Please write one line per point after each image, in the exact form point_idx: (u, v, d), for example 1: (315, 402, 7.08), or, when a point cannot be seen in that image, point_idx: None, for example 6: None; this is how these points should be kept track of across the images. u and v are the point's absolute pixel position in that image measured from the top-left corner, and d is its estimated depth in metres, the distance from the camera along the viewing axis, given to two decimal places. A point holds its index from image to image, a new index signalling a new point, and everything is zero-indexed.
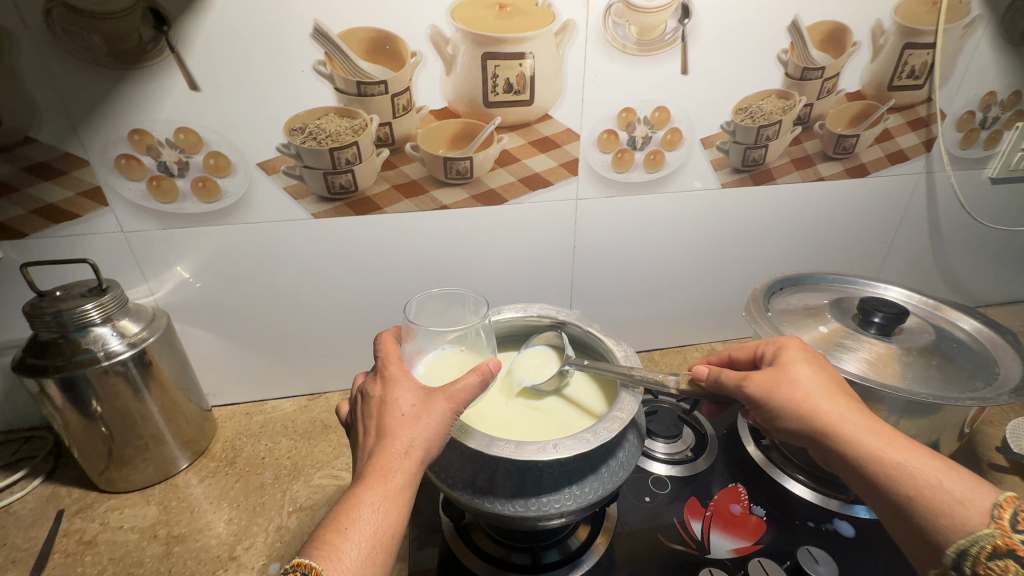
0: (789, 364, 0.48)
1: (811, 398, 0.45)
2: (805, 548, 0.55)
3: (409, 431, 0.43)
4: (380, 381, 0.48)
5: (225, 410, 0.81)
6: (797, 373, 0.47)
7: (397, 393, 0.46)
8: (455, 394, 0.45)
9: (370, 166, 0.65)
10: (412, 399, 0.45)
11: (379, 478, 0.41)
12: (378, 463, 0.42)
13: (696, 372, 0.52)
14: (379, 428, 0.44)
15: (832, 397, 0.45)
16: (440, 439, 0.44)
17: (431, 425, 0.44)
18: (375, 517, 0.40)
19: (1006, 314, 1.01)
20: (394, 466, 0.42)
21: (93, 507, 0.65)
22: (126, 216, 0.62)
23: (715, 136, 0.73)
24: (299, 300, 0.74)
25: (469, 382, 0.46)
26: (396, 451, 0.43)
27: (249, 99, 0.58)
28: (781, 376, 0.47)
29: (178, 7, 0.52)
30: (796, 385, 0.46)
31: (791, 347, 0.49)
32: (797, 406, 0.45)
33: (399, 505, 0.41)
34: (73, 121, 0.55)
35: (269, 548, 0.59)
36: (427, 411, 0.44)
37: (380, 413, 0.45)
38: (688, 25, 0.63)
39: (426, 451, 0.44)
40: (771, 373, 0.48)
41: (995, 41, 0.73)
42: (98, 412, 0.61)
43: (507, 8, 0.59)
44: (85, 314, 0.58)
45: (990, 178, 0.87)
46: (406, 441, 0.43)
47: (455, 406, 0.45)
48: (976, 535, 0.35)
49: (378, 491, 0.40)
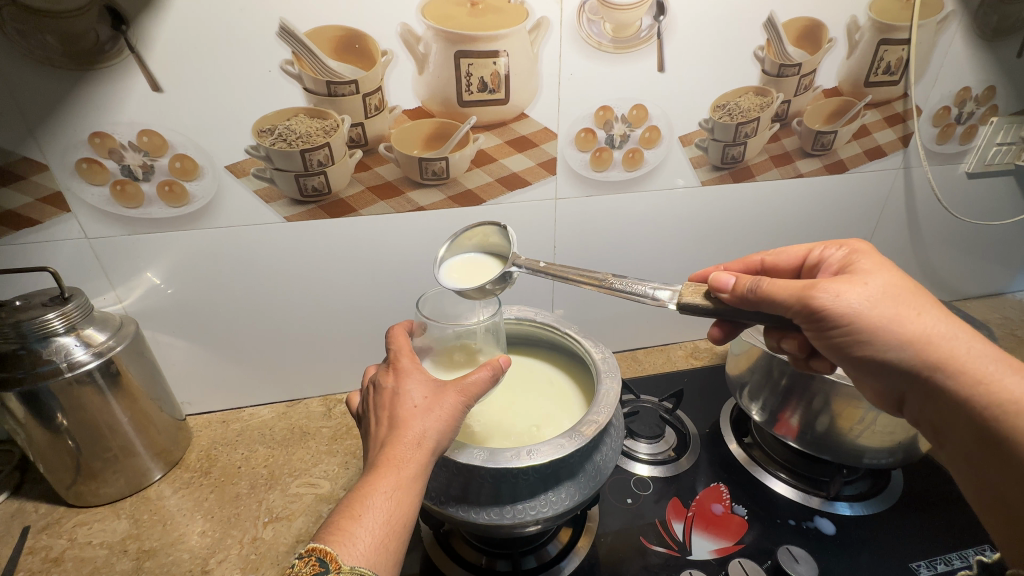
0: (864, 270, 0.44)
1: (905, 313, 0.40)
2: (785, 547, 0.54)
3: (421, 422, 0.42)
4: (391, 372, 0.47)
5: (200, 418, 0.79)
6: (877, 282, 0.42)
7: (409, 384, 0.45)
8: (467, 386, 0.44)
9: (343, 168, 0.63)
10: (424, 391, 0.44)
11: (391, 466, 0.40)
12: (389, 453, 0.41)
13: (719, 280, 0.44)
14: (391, 418, 0.43)
15: (928, 310, 0.40)
16: (452, 431, 0.43)
17: (443, 418, 0.43)
18: (388, 505, 0.38)
19: (983, 308, 1.02)
20: (406, 456, 0.41)
21: (60, 523, 0.63)
22: (90, 221, 0.60)
23: (694, 133, 0.73)
24: (274, 305, 0.72)
25: (481, 376, 0.45)
26: (408, 441, 0.41)
27: (216, 99, 0.56)
28: (859, 284, 0.42)
29: (136, 5, 0.51)
30: (879, 293, 0.41)
31: (863, 254, 0.46)
32: (889, 325, 0.40)
33: (411, 495, 0.40)
34: (30, 125, 0.53)
35: (243, 561, 0.58)
36: (439, 402, 0.43)
37: (392, 403, 0.44)
38: (663, 22, 0.63)
39: (438, 443, 0.43)
40: (840, 281, 0.42)
41: (968, 36, 0.74)
42: (63, 426, 0.59)
43: (479, 5, 0.58)
44: (46, 324, 0.56)
45: (967, 173, 0.88)
46: (417, 432, 0.42)
47: (466, 399, 0.44)
48: None
49: (391, 479, 0.39)
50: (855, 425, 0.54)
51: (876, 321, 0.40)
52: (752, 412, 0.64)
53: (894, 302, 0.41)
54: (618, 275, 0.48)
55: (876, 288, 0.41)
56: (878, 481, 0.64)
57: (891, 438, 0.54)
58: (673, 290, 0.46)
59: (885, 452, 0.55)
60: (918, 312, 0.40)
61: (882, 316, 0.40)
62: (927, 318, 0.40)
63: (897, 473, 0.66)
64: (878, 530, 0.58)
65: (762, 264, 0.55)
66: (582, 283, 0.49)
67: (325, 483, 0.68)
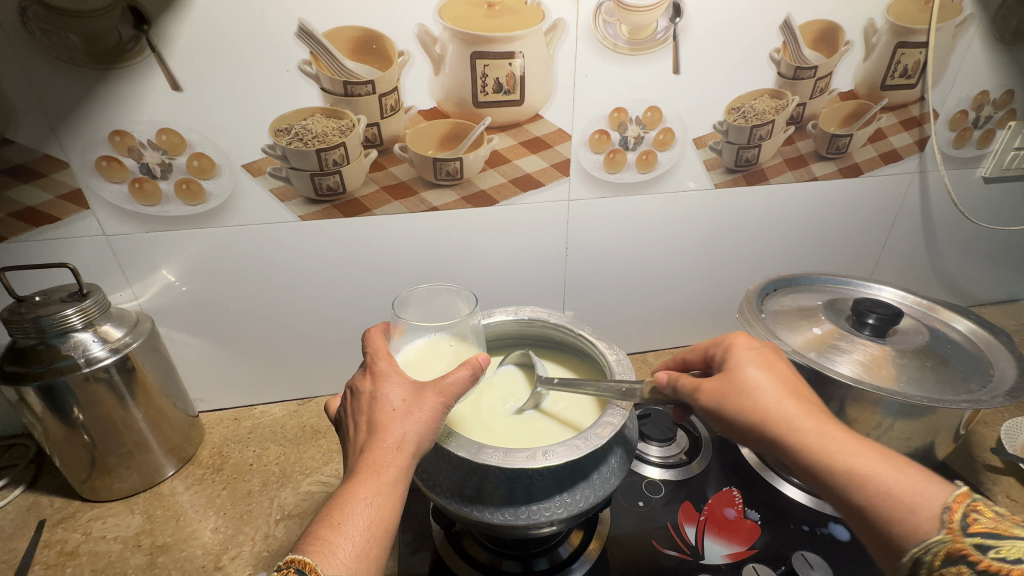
0: (737, 367, 0.43)
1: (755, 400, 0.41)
2: (799, 553, 0.55)
3: (400, 426, 0.42)
4: (369, 377, 0.47)
5: (213, 415, 0.80)
6: (750, 375, 0.43)
7: (387, 388, 0.45)
8: (446, 386, 0.44)
9: (358, 168, 0.63)
10: (403, 394, 0.44)
11: (370, 472, 0.40)
12: (369, 458, 0.41)
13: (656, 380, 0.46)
14: (370, 423, 0.43)
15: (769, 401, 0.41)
16: (433, 432, 0.43)
17: (423, 420, 0.43)
18: (368, 511, 0.39)
19: (999, 314, 1.01)
20: (386, 460, 0.41)
21: (75, 517, 0.63)
22: (108, 219, 0.61)
23: (708, 136, 0.72)
24: (286, 304, 0.73)
25: (459, 377, 0.44)
26: (388, 446, 0.42)
27: (235, 99, 0.57)
28: (724, 381, 0.43)
29: (158, 5, 0.51)
30: (741, 383, 0.42)
31: (738, 348, 0.45)
32: (745, 411, 0.41)
33: (392, 498, 0.40)
34: (52, 123, 0.54)
35: (255, 558, 0.58)
36: (418, 405, 0.43)
37: (370, 408, 0.44)
38: (679, 25, 0.63)
39: (419, 445, 0.43)
40: (724, 378, 0.43)
41: (986, 40, 0.73)
42: (79, 420, 0.60)
43: (495, 7, 0.58)
44: (65, 319, 0.56)
45: (983, 178, 0.87)
46: (397, 436, 0.42)
47: (446, 400, 0.44)
48: (929, 542, 0.31)
49: (371, 485, 0.40)
50: (872, 432, 0.54)
51: (729, 405, 0.42)
52: None
53: (746, 386, 0.42)
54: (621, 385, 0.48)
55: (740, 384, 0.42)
56: None
57: (908, 443, 0.54)
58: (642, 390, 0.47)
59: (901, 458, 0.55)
60: (769, 397, 0.41)
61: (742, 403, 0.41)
62: (778, 402, 0.40)
63: None
64: None
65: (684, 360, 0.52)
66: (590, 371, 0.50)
67: (337, 481, 0.68)
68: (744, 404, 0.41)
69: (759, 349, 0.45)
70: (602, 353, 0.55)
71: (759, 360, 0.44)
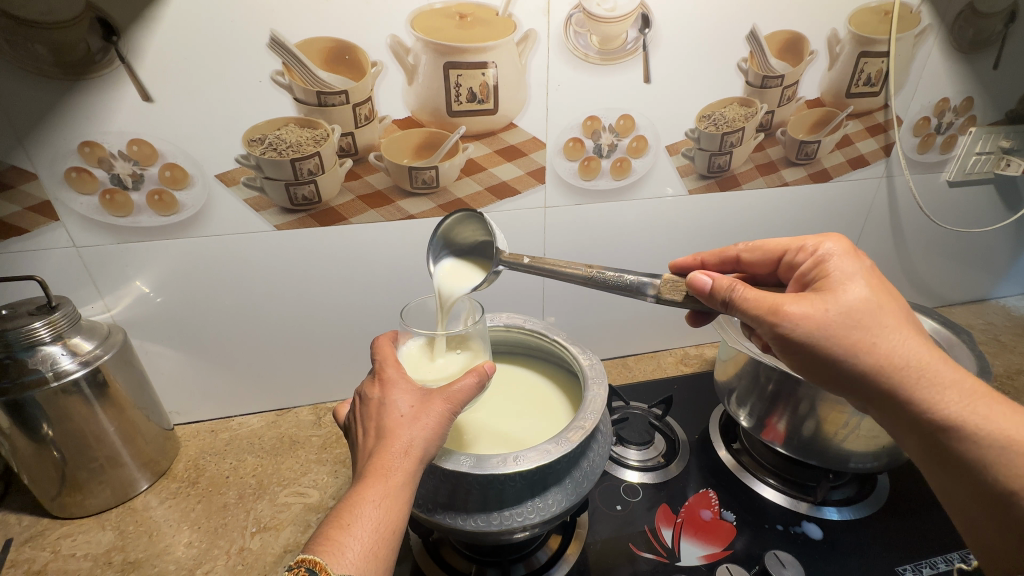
0: (836, 285, 0.43)
1: (872, 333, 0.40)
2: (771, 552, 0.54)
3: (408, 431, 0.42)
4: (377, 384, 0.46)
5: (189, 428, 0.79)
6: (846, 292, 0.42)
7: (395, 394, 0.44)
8: (453, 393, 0.44)
9: (333, 176, 0.64)
10: (411, 400, 0.44)
11: (379, 476, 0.40)
12: (377, 463, 0.40)
13: (695, 281, 0.45)
14: (378, 429, 0.43)
15: (890, 333, 0.40)
16: (439, 439, 0.43)
17: (430, 426, 0.43)
18: (376, 513, 0.38)
19: (967, 314, 1.04)
20: (394, 465, 0.40)
21: (44, 535, 0.62)
22: (78, 230, 0.60)
23: (679, 143, 0.74)
24: (261, 313, 0.72)
25: (467, 383, 0.45)
26: (396, 450, 0.41)
27: (209, 108, 0.57)
28: (826, 308, 0.41)
29: (128, 17, 0.51)
30: (851, 312, 0.41)
31: (838, 260, 0.45)
32: (848, 358, 0.41)
33: (400, 502, 0.40)
34: (19, 136, 0.53)
35: (229, 571, 0.57)
36: (426, 411, 0.43)
37: (378, 414, 0.44)
38: (649, 35, 0.64)
39: (426, 450, 0.42)
40: (809, 299, 0.42)
41: (945, 50, 0.76)
42: (49, 436, 0.59)
43: (468, 18, 0.59)
44: (32, 333, 0.55)
45: (948, 182, 0.90)
46: (405, 441, 0.42)
47: (453, 406, 0.44)
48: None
49: (379, 489, 0.39)
50: (840, 430, 0.55)
51: (839, 346, 0.41)
52: (740, 418, 0.64)
53: (865, 324, 0.41)
54: (601, 267, 0.49)
55: (849, 304, 0.41)
56: (865, 485, 0.65)
57: (876, 441, 0.54)
58: (654, 280, 0.47)
59: (869, 456, 0.56)
60: (885, 333, 0.40)
61: (847, 339, 0.40)
62: (902, 353, 0.40)
63: (884, 478, 0.66)
64: (865, 534, 0.59)
65: (738, 257, 0.55)
66: (568, 275, 0.50)
67: (315, 492, 0.67)
68: (840, 344, 0.41)
69: (856, 263, 0.44)
70: (574, 274, 0.50)
71: (865, 276, 0.43)
